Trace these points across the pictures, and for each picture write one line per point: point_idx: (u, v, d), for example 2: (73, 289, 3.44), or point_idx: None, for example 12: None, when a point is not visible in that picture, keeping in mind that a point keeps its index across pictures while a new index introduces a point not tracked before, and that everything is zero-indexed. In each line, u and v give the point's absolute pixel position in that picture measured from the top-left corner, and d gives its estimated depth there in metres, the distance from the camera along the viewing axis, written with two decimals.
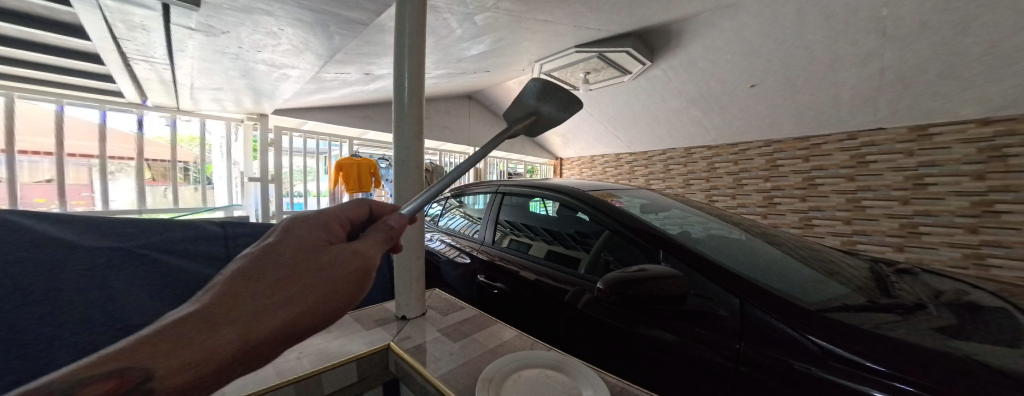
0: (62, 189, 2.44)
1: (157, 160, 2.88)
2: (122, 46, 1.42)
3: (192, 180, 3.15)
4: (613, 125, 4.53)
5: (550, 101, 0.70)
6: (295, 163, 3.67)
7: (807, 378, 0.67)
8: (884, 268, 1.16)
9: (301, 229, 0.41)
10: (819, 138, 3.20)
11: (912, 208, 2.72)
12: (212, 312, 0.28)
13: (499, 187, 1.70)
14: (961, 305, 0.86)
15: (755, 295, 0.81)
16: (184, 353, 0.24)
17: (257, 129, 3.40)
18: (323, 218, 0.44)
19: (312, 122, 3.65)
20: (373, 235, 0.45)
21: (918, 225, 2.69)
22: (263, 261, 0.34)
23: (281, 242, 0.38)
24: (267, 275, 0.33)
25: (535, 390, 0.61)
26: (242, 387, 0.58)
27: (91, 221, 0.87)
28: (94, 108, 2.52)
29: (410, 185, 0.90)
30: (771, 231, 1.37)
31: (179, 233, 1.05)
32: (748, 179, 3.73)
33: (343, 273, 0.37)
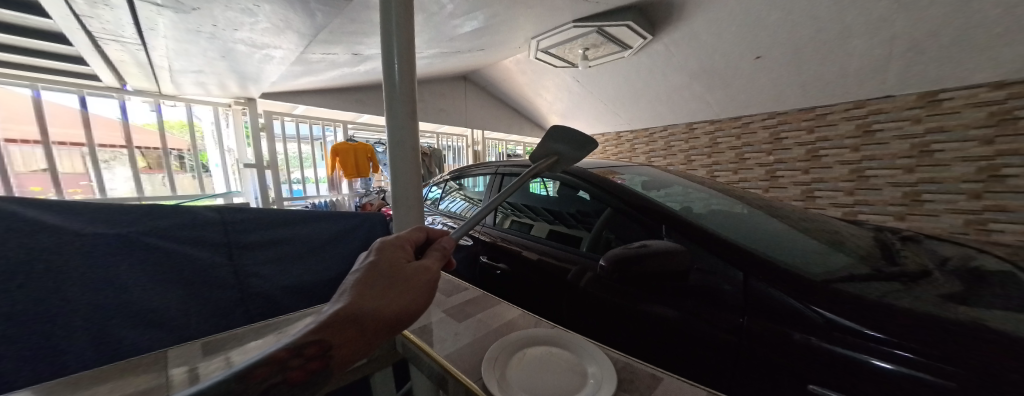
0: (57, 178, 2.40)
1: (150, 148, 2.85)
2: (85, 24, 1.35)
3: (189, 168, 3.14)
4: (613, 104, 4.44)
5: (565, 143, 0.99)
6: (289, 150, 3.62)
7: (806, 348, 0.68)
8: (889, 236, 1.17)
9: (384, 253, 0.55)
10: (824, 108, 3.13)
11: (916, 176, 2.70)
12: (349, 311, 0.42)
13: (498, 168, 1.67)
14: (967, 270, 0.87)
15: (759, 269, 0.82)
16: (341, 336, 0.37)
17: (246, 115, 3.33)
18: (396, 244, 0.59)
19: (303, 106, 3.57)
20: (431, 257, 0.59)
21: (922, 193, 2.68)
22: (369, 277, 0.48)
23: (376, 262, 0.52)
24: (374, 284, 0.47)
25: (541, 370, 0.64)
26: None
27: (81, 208, 0.76)
28: (72, 93, 2.42)
29: (407, 168, 0.88)
30: (773, 203, 1.37)
31: (179, 218, 0.90)
32: (750, 153, 3.71)
33: (418, 284, 0.51)
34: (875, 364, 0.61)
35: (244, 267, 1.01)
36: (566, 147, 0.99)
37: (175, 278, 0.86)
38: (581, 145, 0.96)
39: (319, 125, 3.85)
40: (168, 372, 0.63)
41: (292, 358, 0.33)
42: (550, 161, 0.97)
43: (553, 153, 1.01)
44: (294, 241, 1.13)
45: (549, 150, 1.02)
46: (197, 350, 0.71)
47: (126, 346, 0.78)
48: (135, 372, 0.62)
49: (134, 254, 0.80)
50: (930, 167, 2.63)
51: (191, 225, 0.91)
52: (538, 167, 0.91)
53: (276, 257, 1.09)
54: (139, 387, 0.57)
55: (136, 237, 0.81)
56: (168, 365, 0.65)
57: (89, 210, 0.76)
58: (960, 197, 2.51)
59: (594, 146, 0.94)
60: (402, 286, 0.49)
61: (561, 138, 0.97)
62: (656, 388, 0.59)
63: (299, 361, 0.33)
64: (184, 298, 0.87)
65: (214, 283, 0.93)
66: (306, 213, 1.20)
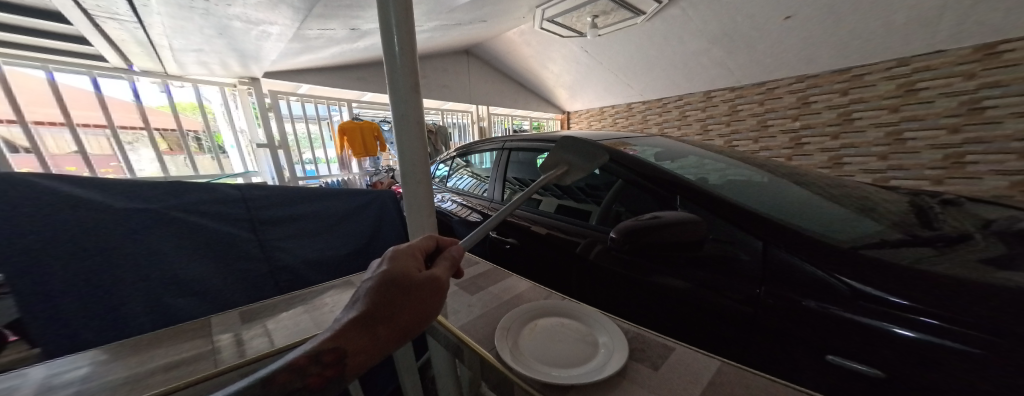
0: (88, 159, 2.46)
1: (167, 130, 2.84)
2: (78, 2, 1.26)
3: (207, 149, 3.14)
4: (624, 74, 4.22)
5: (574, 153, 0.92)
6: (298, 129, 3.70)
7: (822, 316, 0.67)
8: (926, 200, 1.09)
9: (399, 258, 0.51)
10: (862, 68, 2.87)
11: (961, 136, 2.47)
12: (362, 320, 0.41)
13: (505, 144, 1.65)
14: (1013, 233, 0.81)
15: (780, 237, 0.79)
16: (353, 347, 0.38)
17: (252, 95, 3.28)
18: (411, 249, 0.55)
19: (307, 86, 3.55)
20: (444, 262, 0.55)
21: (966, 155, 2.47)
22: (383, 283, 0.45)
23: (390, 267, 0.49)
24: (387, 292, 0.45)
25: (552, 340, 0.65)
26: (289, 336, 0.67)
27: (112, 185, 0.85)
28: (84, 75, 2.33)
29: (413, 144, 0.85)
30: (796, 170, 1.30)
31: (203, 194, 0.96)
32: (774, 119, 3.49)
33: (431, 294, 0.48)
34: (897, 332, 0.59)
35: (268, 241, 1.07)
36: (577, 157, 0.91)
37: (207, 250, 0.95)
38: (591, 157, 0.88)
39: (324, 105, 3.88)
40: (213, 337, 0.67)
41: (310, 366, 0.34)
42: (559, 172, 0.90)
43: (563, 163, 0.94)
44: (313, 217, 1.18)
45: (557, 160, 0.95)
46: (236, 317, 0.75)
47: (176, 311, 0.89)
48: (182, 338, 0.67)
49: (164, 227, 0.88)
50: (978, 125, 2.40)
51: (213, 201, 0.98)
52: (545, 179, 0.84)
53: (296, 232, 1.14)
54: (188, 353, 0.62)
55: (168, 213, 0.90)
56: (212, 331, 0.70)
57: (118, 188, 0.85)
58: (1009, 156, 2.31)
59: (605, 158, 0.87)
60: (415, 293, 0.46)
61: (569, 148, 0.92)
62: (668, 357, 0.59)
63: (317, 369, 0.34)
64: (219, 270, 0.96)
65: (243, 255, 1.01)
66: (320, 190, 1.22)
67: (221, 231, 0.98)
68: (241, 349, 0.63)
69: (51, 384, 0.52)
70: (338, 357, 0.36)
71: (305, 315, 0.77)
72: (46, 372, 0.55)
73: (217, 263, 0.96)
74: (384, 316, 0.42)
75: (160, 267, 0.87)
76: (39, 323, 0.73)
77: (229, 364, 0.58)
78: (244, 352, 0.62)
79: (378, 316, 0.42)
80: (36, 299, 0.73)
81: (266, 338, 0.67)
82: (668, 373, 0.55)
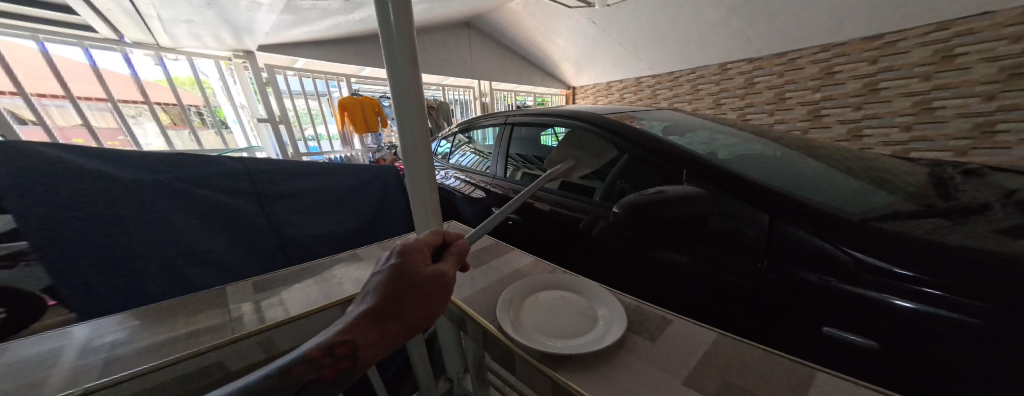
0: (94, 132, 2.41)
1: (168, 104, 2.82)
2: None
3: (210, 124, 3.18)
4: (634, 47, 4.01)
5: (581, 153, 1.06)
6: (298, 106, 3.72)
7: (825, 290, 0.66)
8: (947, 170, 1.05)
9: (406, 253, 0.53)
10: (897, 33, 2.64)
11: (995, 104, 2.30)
12: (372, 315, 0.45)
13: (508, 118, 1.62)
14: None
15: (790, 210, 0.77)
16: (363, 341, 0.41)
17: (248, 69, 3.20)
18: (418, 245, 0.56)
19: (303, 60, 3.49)
20: (451, 256, 0.56)
21: (998, 123, 2.30)
22: (391, 280, 0.48)
23: (397, 263, 0.51)
24: (394, 289, 0.47)
25: (553, 312, 0.67)
26: (301, 306, 0.71)
27: (114, 156, 0.91)
28: (75, 46, 2.21)
29: (413, 120, 0.84)
30: (810, 143, 1.25)
31: (200, 166, 1.04)
32: (792, 91, 3.31)
33: (437, 291, 0.50)
34: (896, 304, 0.59)
35: (275, 215, 1.16)
36: (582, 155, 1.06)
37: (210, 220, 1.03)
38: (592, 155, 1.06)
39: (322, 79, 3.85)
40: (229, 307, 0.71)
41: (323, 359, 0.37)
42: (567, 164, 0.98)
43: (569, 158, 1.04)
44: (316, 191, 1.26)
45: (563, 156, 1.07)
46: (249, 287, 0.79)
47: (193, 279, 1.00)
48: (203, 306, 0.71)
49: (167, 197, 0.96)
50: (1016, 91, 2.23)
51: (211, 173, 1.05)
52: (552, 172, 0.89)
53: (300, 207, 1.23)
54: (209, 322, 0.65)
55: (171, 184, 0.97)
56: (227, 300, 0.74)
57: (119, 158, 0.92)
58: None
59: (606, 157, 1.05)
60: (421, 290, 0.48)
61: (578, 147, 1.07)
62: (665, 329, 0.60)
63: (330, 361, 0.38)
64: (230, 241, 1.07)
65: (250, 225, 1.11)
66: (320, 165, 1.29)
67: (221, 202, 1.05)
68: (256, 316, 0.67)
69: (90, 348, 0.57)
70: (350, 351, 0.40)
71: (314, 286, 0.80)
72: (83, 336, 0.60)
73: (222, 232, 1.05)
74: (392, 311, 0.46)
75: (167, 235, 0.96)
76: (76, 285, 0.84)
77: (250, 329, 0.63)
78: (263, 318, 0.67)
79: (387, 312, 0.45)
80: (67, 265, 0.83)
81: (280, 307, 0.71)
82: (666, 345, 0.56)
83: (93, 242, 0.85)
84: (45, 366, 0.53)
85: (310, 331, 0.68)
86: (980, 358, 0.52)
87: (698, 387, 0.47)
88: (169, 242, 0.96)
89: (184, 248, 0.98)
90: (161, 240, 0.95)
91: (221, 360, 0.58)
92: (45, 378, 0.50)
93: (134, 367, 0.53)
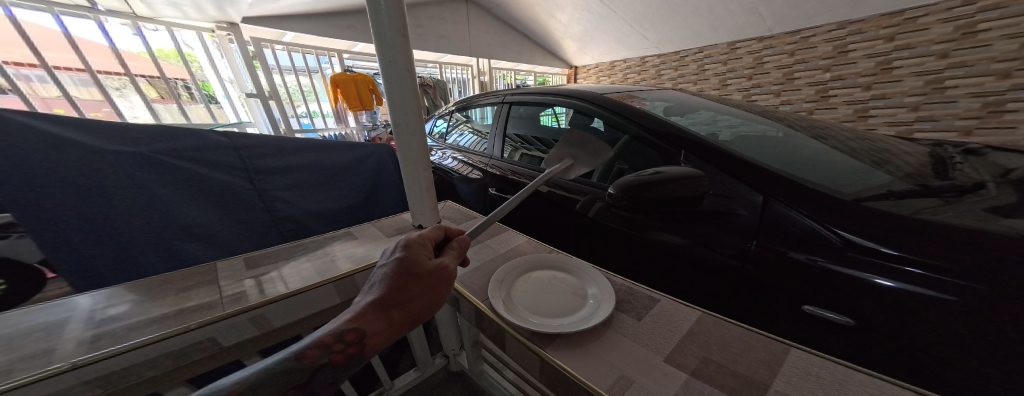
0: (75, 102, 2.36)
1: (153, 77, 2.76)
2: None
3: (198, 99, 3.14)
4: (639, 24, 3.85)
5: (582, 149, 0.95)
6: (289, 82, 3.68)
7: (812, 269, 0.67)
8: (947, 150, 1.03)
9: (411, 247, 0.54)
10: (917, 9, 2.49)
11: (1009, 83, 2.19)
12: (378, 305, 0.47)
13: (505, 97, 1.59)
14: None
15: (783, 190, 0.76)
16: (371, 330, 0.43)
17: (233, 42, 3.10)
18: (422, 239, 0.57)
19: (293, 34, 3.39)
20: (450, 251, 0.56)
21: (1007, 102, 2.20)
22: (395, 273, 0.50)
23: (401, 256, 0.52)
24: (399, 281, 0.49)
25: (544, 290, 0.68)
26: (299, 281, 0.73)
27: (101, 127, 0.94)
28: (45, 12, 2.11)
29: (405, 97, 0.83)
30: (813, 123, 1.22)
31: (186, 140, 1.06)
32: (803, 71, 3.18)
33: (440, 283, 0.51)
34: (878, 282, 0.60)
35: (266, 191, 1.20)
36: (582, 152, 0.94)
37: (201, 195, 1.07)
38: (595, 150, 0.92)
39: (313, 55, 3.80)
40: (224, 283, 0.73)
41: (334, 345, 0.41)
42: (563, 165, 0.92)
43: (567, 158, 0.97)
44: (307, 169, 1.30)
45: (562, 154, 0.99)
46: (242, 264, 0.81)
47: (184, 255, 1.04)
48: (196, 282, 0.73)
49: (154, 171, 0.99)
50: None
51: (197, 147, 1.07)
52: (547, 173, 0.85)
53: (291, 183, 1.26)
54: (201, 300, 0.66)
55: (155, 157, 0.99)
56: (219, 276, 0.76)
57: (105, 129, 0.94)
58: None
59: (609, 153, 0.89)
60: (424, 282, 0.50)
61: (579, 144, 0.95)
62: (652, 308, 0.62)
63: (340, 348, 0.41)
64: (220, 217, 1.10)
65: (243, 202, 1.15)
66: (309, 141, 1.32)
67: (210, 177, 1.08)
68: (251, 290, 0.70)
69: (96, 320, 0.60)
70: (358, 338, 0.42)
71: (307, 263, 0.82)
72: (87, 309, 0.64)
73: (216, 206, 1.10)
74: (397, 302, 0.47)
75: (159, 209, 0.99)
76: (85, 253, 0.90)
77: (249, 302, 0.66)
78: (263, 291, 0.70)
79: (392, 302, 0.47)
80: (66, 237, 0.88)
81: (276, 280, 0.74)
82: (650, 322, 0.58)
83: (90, 215, 0.90)
84: (53, 337, 0.56)
85: (304, 306, 0.71)
86: (951, 332, 0.54)
87: (679, 364, 0.49)
88: (160, 217, 1.00)
89: (175, 224, 1.02)
90: (153, 215, 0.99)
91: (212, 336, 0.60)
92: (55, 347, 0.53)
93: (138, 337, 0.56)
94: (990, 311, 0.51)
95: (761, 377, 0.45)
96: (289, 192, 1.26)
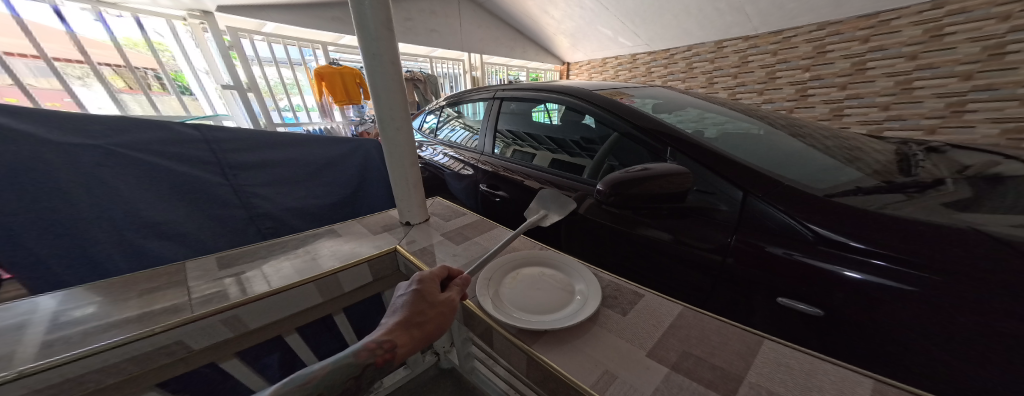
0: (28, 91, 2.14)
1: (118, 66, 2.63)
2: None
3: (170, 89, 3.02)
4: (630, 20, 3.87)
5: (553, 204, 0.91)
6: (270, 74, 3.55)
7: (785, 261, 0.70)
8: (911, 148, 1.09)
9: (428, 277, 0.55)
10: (892, 12, 2.58)
11: (971, 84, 2.30)
12: (403, 324, 0.46)
13: (496, 93, 1.59)
14: (986, 176, 0.82)
15: (762, 186, 0.79)
16: (401, 343, 0.44)
17: (208, 31, 2.95)
18: (436, 272, 0.57)
19: (274, 24, 3.26)
20: (456, 285, 0.56)
21: (968, 103, 2.32)
22: (415, 298, 0.50)
23: (421, 284, 0.52)
24: (420, 305, 0.49)
25: (532, 285, 0.69)
26: (279, 280, 0.72)
27: (57, 117, 0.89)
28: None
29: (390, 92, 0.82)
30: (793, 121, 1.26)
31: (155, 133, 1.02)
32: (785, 70, 3.27)
33: (451, 311, 0.52)
34: (846, 275, 0.63)
35: (242, 187, 1.16)
36: (553, 204, 0.91)
37: (172, 192, 1.03)
38: (561, 204, 0.89)
39: (295, 47, 3.68)
40: (194, 283, 0.71)
41: (374, 351, 0.41)
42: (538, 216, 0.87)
43: (542, 209, 0.93)
44: (287, 164, 1.27)
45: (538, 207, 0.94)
46: (213, 263, 0.79)
47: (151, 253, 1.01)
48: (164, 282, 0.71)
49: (117, 165, 0.95)
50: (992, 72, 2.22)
51: (167, 140, 1.04)
52: (526, 223, 0.81)
53: (269, 179, 1.23)
54: (169, 302, 0.64)
55: (116, 150, 0.95)
56: (190, 276, 0.74)
57: (62, 121, 0.89)
58: (1011, 103, 2.18)
59: (574, 204, 0.86)
60: (443, 308, 0.50)
61: (550, 200, 0.92)
62: (636, 303, 0.63)
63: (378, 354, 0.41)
64: (192, 214, 1.06)
65: (217, 198, 1.11)
66: (289, 135, 1.29)
67: (181, 171, 1.05)
68: (226, 290, 0.68)
69: (60, 322, 0.58)
70: (390, 349, 0.43)
71: (287, 262, 0.80)
72: (49, 311, 0.61)
73: (189, 203, 1.06)
74: (419, 321, 0.47)
75: (123, 206, 0.95)
76: (41, 253, 0.86)
77: (226, 302, 0.64)
78: (245, 289, 0.69)
79: (414, 320, 0.47)
80: (20, 236, 0.83)
81: (252, 280, 0.72)
82: (634, 317, 0.59)
83: (45, 212, 0.85)
84: (13, 341, 0.54)
85: (284, 306, 0.69)
86: (907, 321, 0.58)
87: (661, 358, 0.50)
88: (124, 215, 0.95)
89: (142, 221, 0.98)
90: (116, 212, 0.94)
91: (181, 339, 0.58)
92: (14, 352, 0.51)
93: (102, 340, 0.54)
94: (942, 299, 0.55)
95: (737, 369, 0.47)
96: (267, 189, 1.22)
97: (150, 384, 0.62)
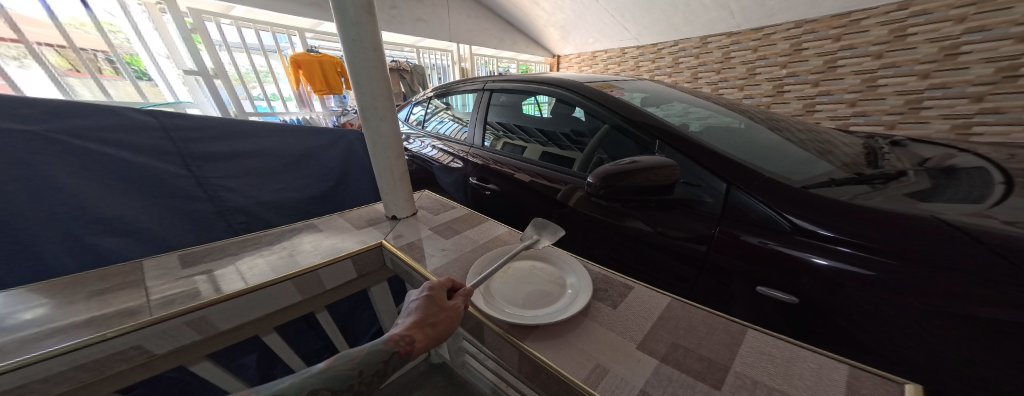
0: None
1: (61, 46, 2.36)
2: None
3: (125, 73, 2.79)
4: (619, 14, 3.87)
5: (544, 232, 0.77)
6: (240, 61, 3.38)
7: (763, 251, 0.74)
8: (878, 142, 1.15)
9: (440, 282, 0.55)
10: (862, 12, 2.70)
11: (928, 82, 2.45)
12: (417, 325, 0.47)
13: (486, 84, 1.56)
14: (943, 168, 0.88)
15: (743, 179, 0.82)
16: (418, 339, 0.46)
17: (169, 12, 2.73)
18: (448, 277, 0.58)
19: (243, 8, 3.03)
20: (462, 294, 0.55)
21: (925, 100, 2.48)
22: (427, 301, 0.51)
23: (432, 288, 0.53)
24: (432, 306, 0.50)
25: (523, 281, 0.68)
26: (252, 278, 0.69)
27: None
28: None
29: (374, 82, 0.79)
30: (773, 116, 1.31)
31: (109, 120, 0.94)
32: (763, 67, 3.38)
33: (460, 317, 0.52)
34: (816, 261, 0.67)
35: (209, 180, 1.10)
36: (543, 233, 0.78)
37: (128, 184, 0.96)
38: (554, 231, 0.76)
39: (268, 32, 3.40)
40: (154, 283, 0.67)
41: (395, 343, 0.45)
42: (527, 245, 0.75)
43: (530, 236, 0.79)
44: (259, 155, 1.20)
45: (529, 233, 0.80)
46: (176, 261, 0.75)
47: (105, 251, 0.95)
48: (119, 283, 0.66)
49: (64, 155, 0.87)
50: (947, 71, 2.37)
51: (123, 128, 0.96)
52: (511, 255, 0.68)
53: (239, 171, 1.16)
54: (124, 304, 0.60)
55: (61, 138, 0.87)
56: (148, 275, 0.70)
57: None
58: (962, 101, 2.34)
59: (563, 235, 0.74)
60: (453, 310, 0.51)
61: (541, 227, 0.78)
62: (627, 296, 0.65)
63: (399, 346, 0.45)
64: (151, 209, 1.00)
65: (180, 192, 1.04)
66: (262, 125, 1.22)
67: (140, 162, 0.98)
68: (190, 289, 0.65)
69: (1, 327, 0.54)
70: (409, 343, 0.45)
71: (261, 258, 0.77)
72: None
73: (148, 197, 0.99)
74: (432, 321, 0.49)
75: (71, 201, 0.88)
76: None
77: (195, 301, 0.61)
78: (217, 287, 0.65)
79: (428, 320, 0.48)
80: None
81: (220, 277, 0.69)
82: (625, 311, 0.60)
83: None
84: None
85: (258, 305, 0.66)
86: (873, 307, 0.62)
87: (651, 350, 0.51)
88: (75, 210, 0.88)
89: (94, 217, 0.91)
90: (63, 208, 0.87)
91: (140, 344, 0.55)
92: None
93: (47, 347, 0.50)
94: (903, 285, 0.59)
95: (722, 359, 0.49)
96: (238, 183, 1.16)
97: (109, 391, 0.58)
